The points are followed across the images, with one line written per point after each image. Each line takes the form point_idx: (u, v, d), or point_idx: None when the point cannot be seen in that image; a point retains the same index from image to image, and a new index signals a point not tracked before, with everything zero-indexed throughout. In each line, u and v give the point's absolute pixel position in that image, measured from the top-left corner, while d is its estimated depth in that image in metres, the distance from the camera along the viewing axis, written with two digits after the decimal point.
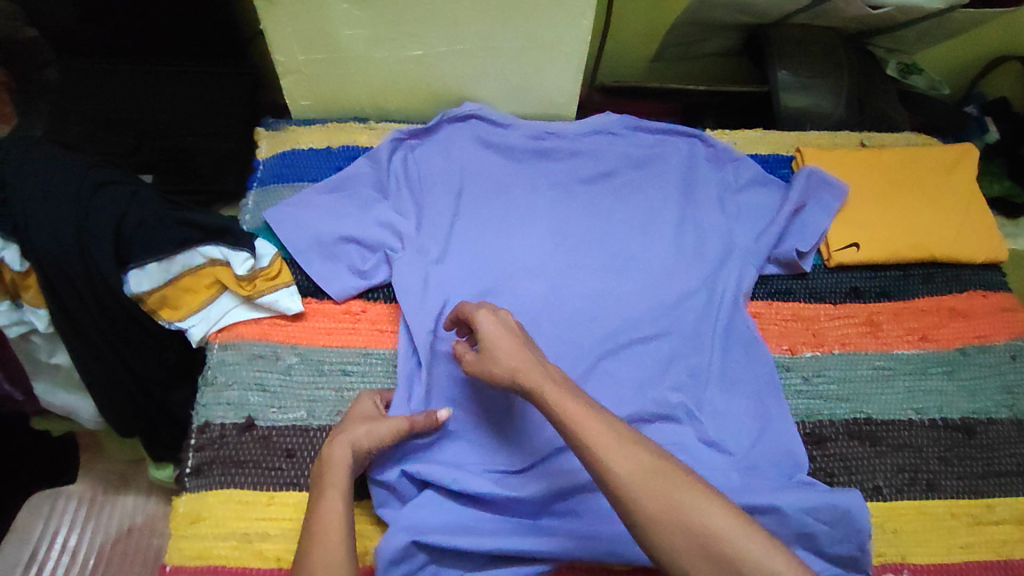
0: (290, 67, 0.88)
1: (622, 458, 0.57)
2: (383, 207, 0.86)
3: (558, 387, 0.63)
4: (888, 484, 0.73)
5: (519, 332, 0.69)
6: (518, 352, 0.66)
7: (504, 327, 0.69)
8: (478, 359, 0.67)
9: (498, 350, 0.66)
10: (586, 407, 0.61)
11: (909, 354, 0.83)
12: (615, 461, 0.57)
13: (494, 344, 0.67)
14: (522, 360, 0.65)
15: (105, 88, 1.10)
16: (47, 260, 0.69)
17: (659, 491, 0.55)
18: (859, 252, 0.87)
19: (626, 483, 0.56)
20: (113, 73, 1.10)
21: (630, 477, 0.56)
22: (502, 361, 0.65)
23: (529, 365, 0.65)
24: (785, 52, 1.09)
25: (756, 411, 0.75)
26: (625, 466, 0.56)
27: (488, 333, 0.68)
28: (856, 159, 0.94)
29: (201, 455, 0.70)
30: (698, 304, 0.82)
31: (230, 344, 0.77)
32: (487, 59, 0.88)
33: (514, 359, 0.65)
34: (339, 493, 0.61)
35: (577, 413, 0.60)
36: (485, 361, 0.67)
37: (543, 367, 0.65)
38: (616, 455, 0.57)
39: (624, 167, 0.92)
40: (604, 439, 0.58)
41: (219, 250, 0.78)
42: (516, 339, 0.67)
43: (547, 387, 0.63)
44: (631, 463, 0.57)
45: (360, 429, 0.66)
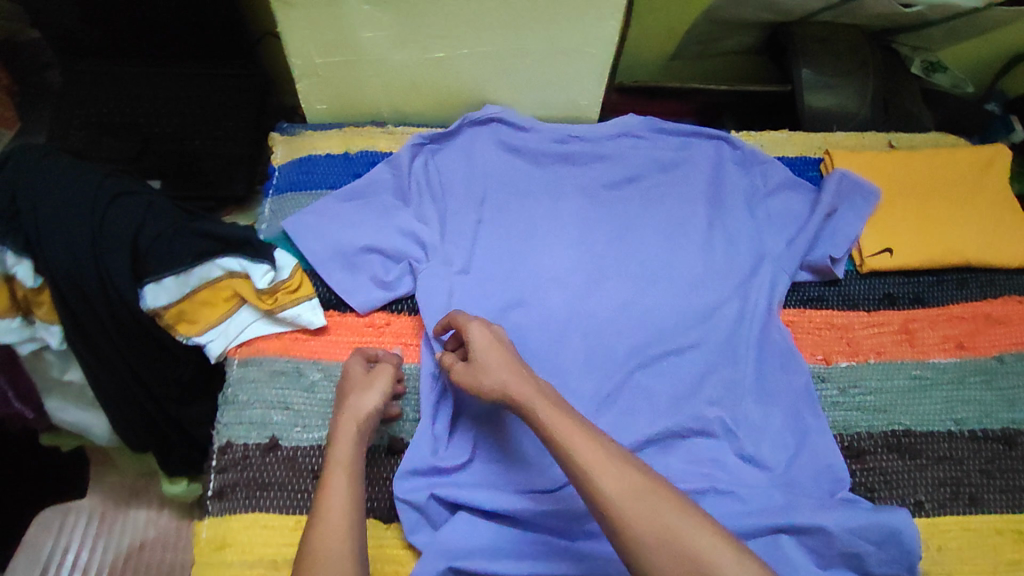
0: (306, 71, 0.85)
1: (611, 478, 0.56)
2: (405, 214, 0.83)
3: (548, 403, 0.62)
4: (930, 499, 0.71)
5: (508, 345, 0.69)
6: (506, 363, 0.66)
7: (493, 338, 0.68)
8: (467, 372, 0.67)
9: (488, 364, 0.66)
10: (581, 426, 0.60)
11: (946, 363, 0.80)
12: (607, 480, 0.56)
13: (484, 357, 0.66)
14: (513, 373, 0.65)
15: (110, 91, 1.07)
16: (62, 274, 0.67)
17: (647, 512, 0.54)
18: (893, 258, 0.85)
19: (614, 502, 0.54)
20: (119, 76, 1.08)
21: (619, 496, 0.55)
22: (492, 375, 0.65)
23: (518, 379, 0.64)
24: (810, 50, 1.06)
25: (793, 425, 0.74)
26: (613, 484, 0.55)
27: (478, 345, 0.67)
28: (885, 161, 0.92)
29: (224, 477, 0.68)
30: (731, 314, 0.80)
31: (252, 361, 0.76)
32: (510, 61, 0.85)
33: (504, 371, 0.65)
34: (343, 459, 0.61)
35: (565, 430, 0.59)
36: (473, 374, 0.66)
37: (532, 380, 0.65)
38: (605, 474, 0.56)
39: (650, 172, 0.90)
40: (599, 460, 0.57)
41: (238, 261, 0.75)
42: (507, 352, 0.67)
43: (534, 401, 0.62)
44: (620, 481, 0.56)
45: (362, 395, 0.66)
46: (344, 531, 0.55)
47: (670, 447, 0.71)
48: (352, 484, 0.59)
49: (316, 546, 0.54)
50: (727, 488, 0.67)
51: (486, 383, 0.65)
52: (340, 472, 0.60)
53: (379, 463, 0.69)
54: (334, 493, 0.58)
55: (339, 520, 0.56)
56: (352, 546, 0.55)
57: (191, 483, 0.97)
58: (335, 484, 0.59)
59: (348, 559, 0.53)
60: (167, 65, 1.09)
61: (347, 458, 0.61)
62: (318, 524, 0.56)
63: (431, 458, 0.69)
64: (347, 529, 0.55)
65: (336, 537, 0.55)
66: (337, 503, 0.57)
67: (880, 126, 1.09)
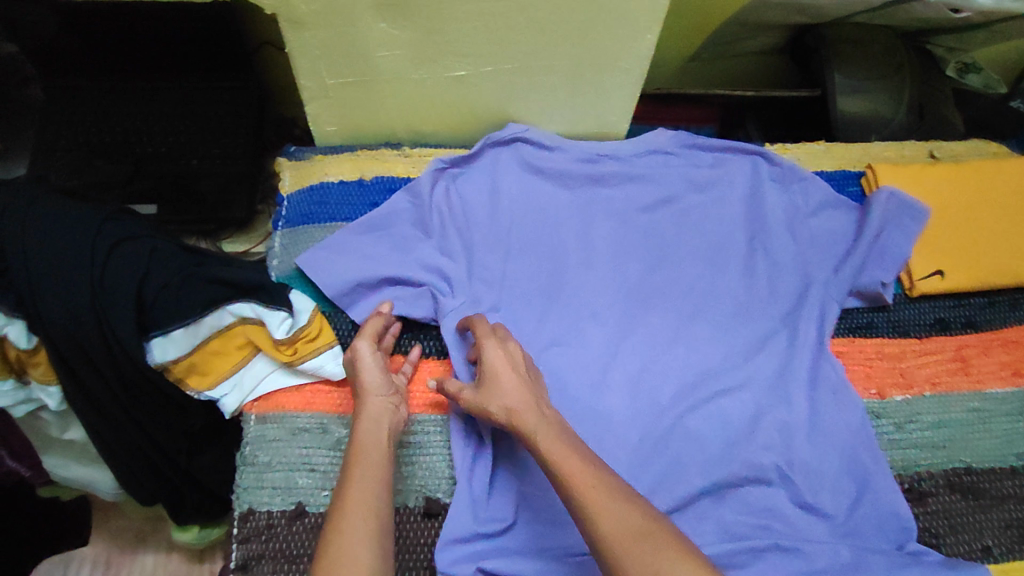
0: (316, 93, 0.78)
1: (612, 516, 0.52)
2: (427, 247, 0.78)
3: (547, 431, 0.58)
4: (997, 544, 0.68)
5: (525, 369, 0.65)
6: (517, 387, 0.62)
7: (507, 359, 0.65)
8: (473, 392, 0.63)
9: (495, 385, 0.62)
10: (583, 461, 0.56)
11: (1003, 393, 0.76)
12: (606, 520, 0.52)
13: (491, 377, 0.63)
14: (521, 400, 0.61)
15: (91, 108, 0.97)
16: (59, 333, 0.62)
17: (643, 555, 0.50)
18: (944, 280, 0.80)
19: (609, 542, 0.51)
20: (101, 92, 0.97)
21: (618, 537, 0.51)
22: (497, 399, 0.61)
23: (525, 409, 0.60)
24: (844, 52, 1.00)
25: (849, 467, 0.70)
26: (612, 523, 0.52)
27: (489, 364, 0.64)
28: (932, 175, 0.87)
29: (247, 549, 0.64)
30: (779, 348, 0.75)
31: (270, 417, 0.70)
32: (537, 79, 0.79)
33: (510, 397, 0.61)
34: (361, 446, 0.60)
35: (572, 468, 0.55)
36: (479, 396, 0.63)
37: (540, 410, 0.61)
38: (602, 513, 0.52)
39: (685, 192, 0.84)
40: (591, 493, 0.53)
41: (251, 307, 0.69)
42: (520, 375, 0.63)
43: (535, 429, 0.58)
44: (619, 519, 0.52)
45: (366, 381, 0.66)
46: (364, 515, 0.54)
47: (723, 497, 0.67)
48: (372, 470, 0.58)
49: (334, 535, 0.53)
50: (790, 545, 0.64)
51: (490, 407, 0.61)
52: (361, 460, 0.59)
53: (416, 528, 0.65)
54: (353, 482, 0.57)
55: (358, 506, 0.55)
56: (373, 531, 0.54)
57: (203, 530, 0.87)
58: (353, 472, 0.58)
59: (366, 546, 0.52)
60: (156, 79, 0.99)
61: (363, 449, 0.60)
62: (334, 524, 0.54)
63: (474, 525, 0.64)
64: (367, 515, 0.55)
65: (355, 523, 0.54)
66: (356, 489, 0.56)
67: (914, 133, 1.04)
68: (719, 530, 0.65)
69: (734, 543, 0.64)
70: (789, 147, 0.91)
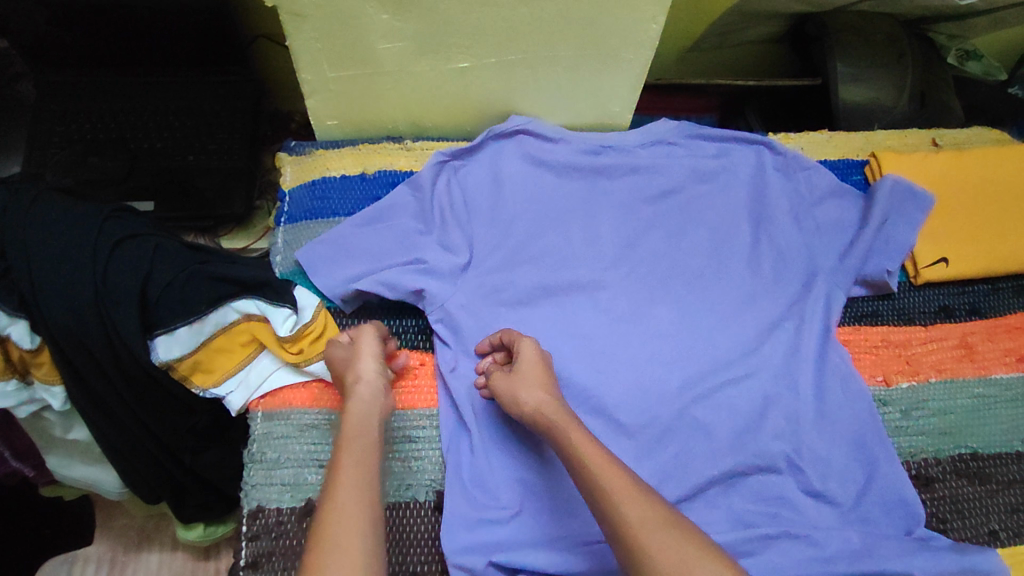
0: (317, 86, 0.78)
1: (633, 504, 0.53)
2: (428, 242, 0.77)
3: (579, 428, 0.60)
4: (1004, 528, 0.68)
5: (552, 371, 0.67)
6: (547, 385, 0.64)
7: (540, 358, 0.67)
8: (505, 383, 0.65)
9: (529, 379, 0.64)
10: (606, 454, 0.57)
11: (1008, 378, 0.77)
12: (629, 506, 0.52)
13: (525, 371, 0.65)
14: (551, 396, 0.63)
15: (85, 104, 0.96)
16: (62, 333, 0.61)
17: (667, 547, 0.50)
18: (948, 268, 0.81)
19: (632, 529, 0.51)
20: (96, 88, 0.97)
21: (639, 524, 0.51)
22: (531, 391, 0.63)
23: (554, 402, 0.63)
24: (846, 41, 0.99)
25: (858, 454, 0.70)
26: (635, 512, 0.52)
27: (524, 359, 0.66)
28: (935, 163, 0.87)
29: (256, 546, 0.64)
30: (785, 337, 0.75)
31: (277, 414, 0.70)
32: (541, 70, 0.79)
33: (541, 390, 0.63)
34: (351, 429, 0.60)
35: (596, 458, 0.56)
36: (511, 387, 0.64)
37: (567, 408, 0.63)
38: (627, 500, 0.53)
39: (688, 182, 0.84)
40: (619, 484, 0.54)
41: (257, 304, 0.68)
42: (549, 374, 0.66)
43: (565, 422, 0.60)
44: (643, 508, 0.52)
45: (362, 368, 0.65)
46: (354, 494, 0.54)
47: (733, 485, 0.67)
48: (360, 452, 0.58)
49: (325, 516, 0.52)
50: (802, 532, 0.64)
51: (522, 398, 0.63)
52: (350, 441, 0.59)
53: (425, 521, 0.65)
54: (342, 464, 0.57)
55: (348, 487, 0.54)
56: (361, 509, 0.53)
57: (208, 527, 0.87)
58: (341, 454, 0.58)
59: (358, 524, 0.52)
60: (151, 74, 0.99)
61: (358, 437, 0.60)
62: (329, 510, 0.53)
63: (483, 519, 0.64)
64: (356, 495, 0.54)
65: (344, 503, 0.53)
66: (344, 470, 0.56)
67: (915, 120, 1.03)
68: (729, 518, 0.65)
69: (746, 530, 0.64)
70: (793, 136, 0.91)
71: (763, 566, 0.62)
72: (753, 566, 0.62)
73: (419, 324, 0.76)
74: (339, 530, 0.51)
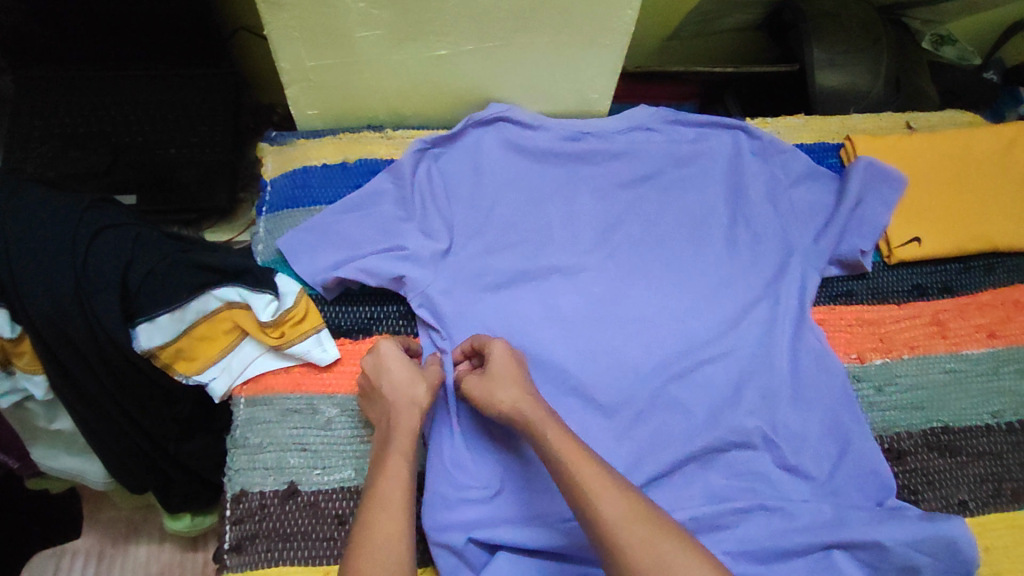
0: (296, 76, 0.78)
1: (609, 500, 0.53)
2: (409, 228, 0.77)
3: (556, 426, 0.60)
4: (973, 498, 0.70)
5: (523, 367, 0.67)
6: (520, 380, 0.64)
7: (512, 356, 0.67)
8: (479, 385, 0.65)
9: (503, 377, 0.64)
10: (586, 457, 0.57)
11: (979, 354, 0.78)
12: (606, 502, 0.53)
13: (498, 370, 0.65)
14: (524, 394, 0.63)
15: (65, 98, 0.95)
16: (44, 322, 0.61)
17: (647, 545, 0.51)
18: (921, 247, 0.82)
19: (612, 527, 0.52)
20: (74, 82, 0.96)
21: (616, 521, 0.52)
22: (505, 389, 0.63)
23: (530, 402, 0.62)
24: (821, 27, 1.01)
25: (832, 430, 0.71)
26: (612, 509, 0.53)
27: (496, 359, 0.65)
28: (908, 145, 0.89)
29: (241, 529, 0.65)
30: (761, 316, 0.77)
31: (259, 400, 0.71)
32: (518, 58, 0.79)
33: (515, 388, 0.63)
34: (404, 445, 0.61)
35: (570, 452, 0.57)
36: (485, 388, 0.64)
37: (542, 404, 0.63)
38: (604, 498, 0.53)
39: (667, 167, 0.85)
40: (597, 483, 0.54)
41: (237, 291, 0.69)
42: (522, 371, 0.66)
43: (543, 420, 0.61)
44: (618, 506, 0.53)
45: (409, 387, 0.65)
46: (401, 509, 0.56)
47: (710, 461, 0.69)
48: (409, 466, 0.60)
49: (369, 532, 0.54)
50: (775, 505, 0.66)
51: (498, 398, 0.63)
52: (400, 455, 0.60)
53: None
54: (388, 482, 0.58)
55: (394, 499, 0.57)
56: (406, 524, 0.56)
57: (195, 517, 0.88)
58: (392, 468, 0.59)
59: (403, 540, 0.54)
60: (130, 67, 0.97)
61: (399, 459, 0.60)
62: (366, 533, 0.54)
63: (466, 501, 0.65)
64: (402, 509, 0.56)
65: (391, 515, 0.55)
66: (392, 483, 0.58)
67: (891, 105, 1.05)
68: (705, 493, 0.67)
69: (720, 504, 0.66)
70: (769, 121, 0.92)
71: (737, 539, 0.64)
72: (726, 538, 0.64)
73: (400, 310, 0.77)
74: (387, 544, 0.53)
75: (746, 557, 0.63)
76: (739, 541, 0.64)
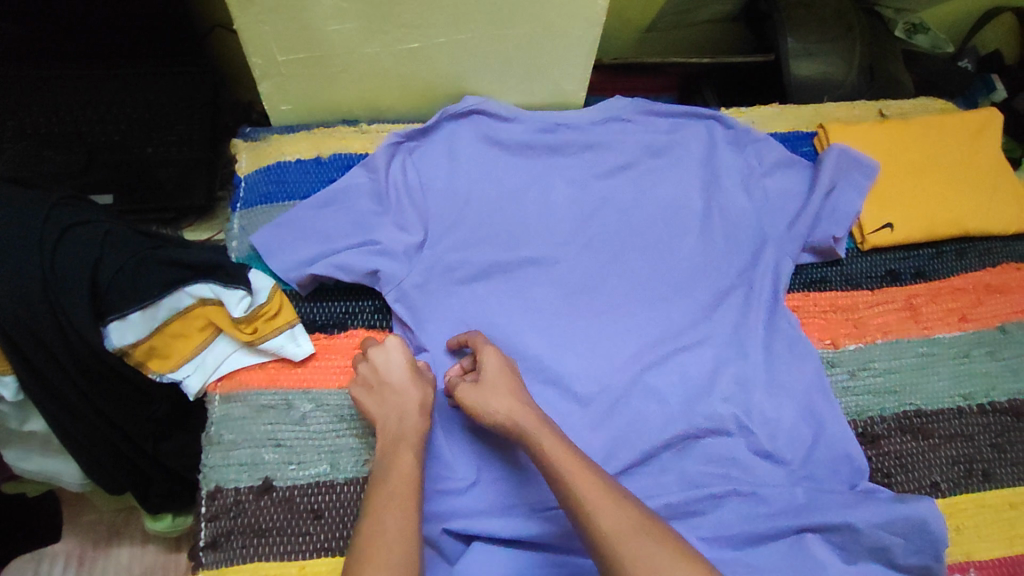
0: (268, 70, 0.78)
1: (605, 512, 0.53)
2: (384, 223, 0.77)
3: (552, 435, 0.60)
4: (945, 479, 0.71)
5: (516, 376, 0.67)
6: (513, 391, 0.64)
7: (504, 365, 0.66)
8: (473, 393, 0.64)
9: (497, 387, 0.64)
10: (584, 466, 0.57)
11: (951, 337, 0.79)
12: (602, 514, 0.53)
13: (493, 379, 0.64)
14: (521, 403, 0.62)
15: (32, 98, 0.93)
16: (12, 325, 0.60)
17: (642, 554, 0.51)
18: (893, 233, 0.83)
19: (608, 538, 0.52)
20: (43, 83, 0.94)
21: (613, 533, 0.52)
22: (500, 398, 0.63)
23: (528, 413, 0.62)
24: (794, 18, 1.02)
25: (807, 416, 0.72)
26: (610, 521, 0.53)
27: (488, 368, 0.65)
28: (881, 131, 0.89)
29: (216, 526, 0.64)
30: (736, 304, 0.77)
31: (234, 396, 0.71)
32: (492, 49, 0.79)
33: (510, 397, 0.63)
34: (413, 441, 0.62)
35: (565, 463, 0.57)
36: (479, 397, 0.63)
37: (537, 412, 0.63)
38: (602, 508, 0.54)
39: (642, 157, 0.85)
40: (595, 493, 0.55)
41: (209, 288, 0.69)
42: (515, 380, 0.66)
43: (538, 430, 0.60)
44: (616, 517, 0.53)
45: (416, 388, 0.65)
46: (410, 505, 0.56)
47: (684, 449, 0.69)
48: (416, 463, 0.60)
49: (379, 527, 0.54)
50: (749, 490, 0.66)
51: (492, 407, 0.62)
52: (409, 452, 0.61)
53: None
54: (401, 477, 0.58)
55: (404, 494, 0.57)
56: (414, 521, 0.55)
57: (176, 518, 0.87)
58: (401, 463, 0.59)
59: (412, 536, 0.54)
60: (98, 68, 0.95)
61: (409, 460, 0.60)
62: (374, 529, 0.54)
63: (440, 494, 0.65)
64: (410, 505, 0.56)
65: (400, 510, 0.55)
66: (399, 479, 0.58)
67: (864, 93, 1.06)
68: (680, 480, 0.67)
69: (694, 491, 0.66)
70: (744, 110, 0.93)
71: (710, 524, 0.65)
72: (699, 523, 0.65)
73: (375, 304, 0.77)
74: (398, 540, 0.53)
75: (719, 541, 0.64)
76: (714, 526, 0.64)
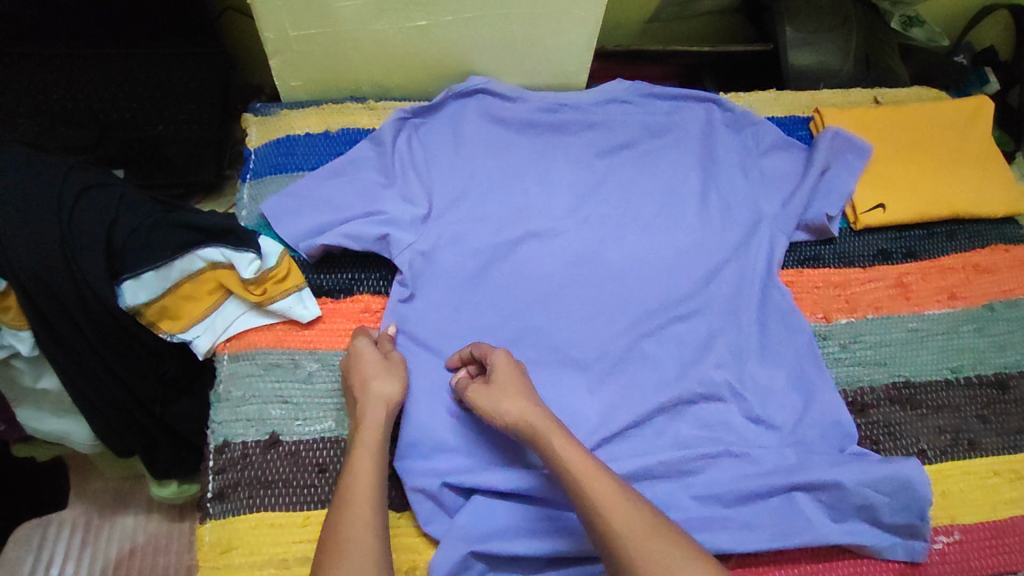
0: (279, 45, 0.80)
1: (620, 515, 0.55)
2: (389, 194, 0.79)
3: (562, 435, 0.61)
4: (932, 447, 0.73)
5: (525, 377, 0.67)
6: (524, 391, 0.65)
7: (514, 365, 0.67)
8: (485, 394, 0.64)
9: (508, 387, 0.64)
10: (591, 463, 0.58)
11: (940, 314, 0.81)
12: (617, 515, 0.55)
13: (503, 380, 0.65)
14: (530, 404, 0.63)
15: (36, 74, 0.92)
16: (30, 279, 0.62)
17: (655, 555, 0.52)
18: (886, 213, 0.86)
19: (620, 539, 0.53)
20: (40, 58, 0.92)
21: (626, 534, 0.53)
22: (512, 400, 0.63)
23: (537, 416, 0.62)
24: (791, 9, 1.05)
25: (798, 384, 0.74)
26: (624, 522, 0.54)
27: (498, 368, 0.66)
28: (873, 116, 0.92)
29: (224, 478, 0.66)
30: (731, 279, 0.79)
31: (242, 355, 0.73)
32: (497, 29, 0.82)
33: (522, 399, 0.63)
34: (370, 439, 0.62)
35: (579, 465, 0.58)
36: (490, 398, 0.64)
37: (548, 413, 0.63)
38: (614, 509, 0.55)
39: (643, 137, 0.87)
40: (609, 496, 0.56)
41: (219, 251, 0.70)
42: (524, 380, 0.66)
43: (548, 431, 0.61)
44: (632, 517, 0.55)
45: (371, 382, 0.66)
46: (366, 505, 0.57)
47: (679, 413, 0.71)
48: (376, 459, 0.61)
49: (339, 531, 0.55)
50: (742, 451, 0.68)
51: (503, 408, 0.63)
52: (365, 455, 0.61)
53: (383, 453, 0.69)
54: (356, 475, 0.59)
55: (365, 493, 0.58)
56: (375, 520, 0.57)
57: (182, 485, 0.89)
58: (359, 461, 0.60)
59: (370, 532, 0.56)
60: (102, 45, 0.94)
61: (366, 458, 0.61)
62: (334, 532, 0.56)
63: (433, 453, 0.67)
64: (371, 505, 0.57)
65: (360, 513, 0.56)
66: (360, 477, 0.59)
67: (862, 81, 1.09)
68: (675, 442, 0.70)
69: (688, 451, 0.68)
70: (742, 96, 0.95)
71: (705, 484, 0.66)
72: (694, 482, 0.66)
73: (379, 271, 0.79)
74: (357, 540, 0.55)
75: (712, 499, 0.66)
76: (706, 485, 0.66)
